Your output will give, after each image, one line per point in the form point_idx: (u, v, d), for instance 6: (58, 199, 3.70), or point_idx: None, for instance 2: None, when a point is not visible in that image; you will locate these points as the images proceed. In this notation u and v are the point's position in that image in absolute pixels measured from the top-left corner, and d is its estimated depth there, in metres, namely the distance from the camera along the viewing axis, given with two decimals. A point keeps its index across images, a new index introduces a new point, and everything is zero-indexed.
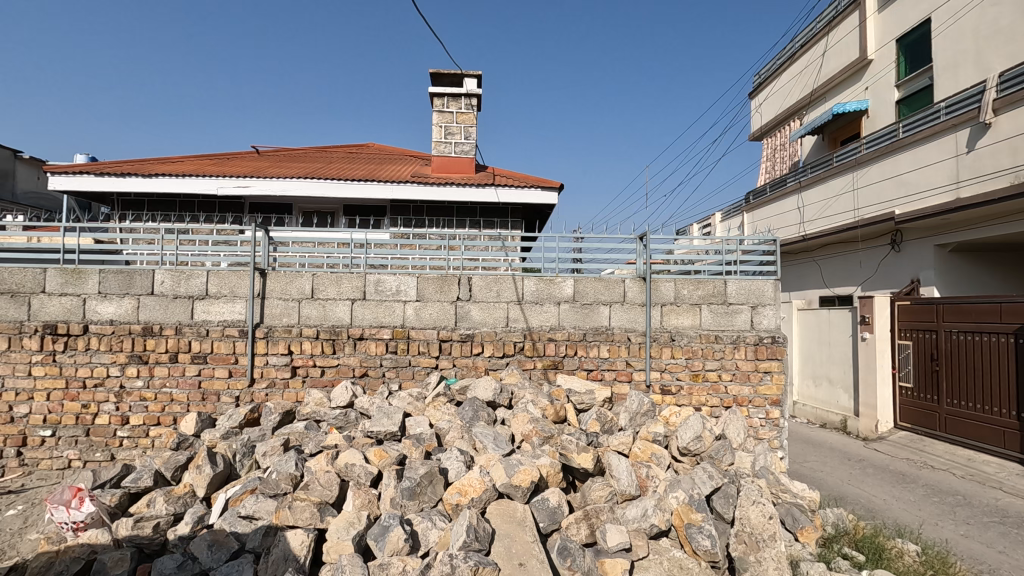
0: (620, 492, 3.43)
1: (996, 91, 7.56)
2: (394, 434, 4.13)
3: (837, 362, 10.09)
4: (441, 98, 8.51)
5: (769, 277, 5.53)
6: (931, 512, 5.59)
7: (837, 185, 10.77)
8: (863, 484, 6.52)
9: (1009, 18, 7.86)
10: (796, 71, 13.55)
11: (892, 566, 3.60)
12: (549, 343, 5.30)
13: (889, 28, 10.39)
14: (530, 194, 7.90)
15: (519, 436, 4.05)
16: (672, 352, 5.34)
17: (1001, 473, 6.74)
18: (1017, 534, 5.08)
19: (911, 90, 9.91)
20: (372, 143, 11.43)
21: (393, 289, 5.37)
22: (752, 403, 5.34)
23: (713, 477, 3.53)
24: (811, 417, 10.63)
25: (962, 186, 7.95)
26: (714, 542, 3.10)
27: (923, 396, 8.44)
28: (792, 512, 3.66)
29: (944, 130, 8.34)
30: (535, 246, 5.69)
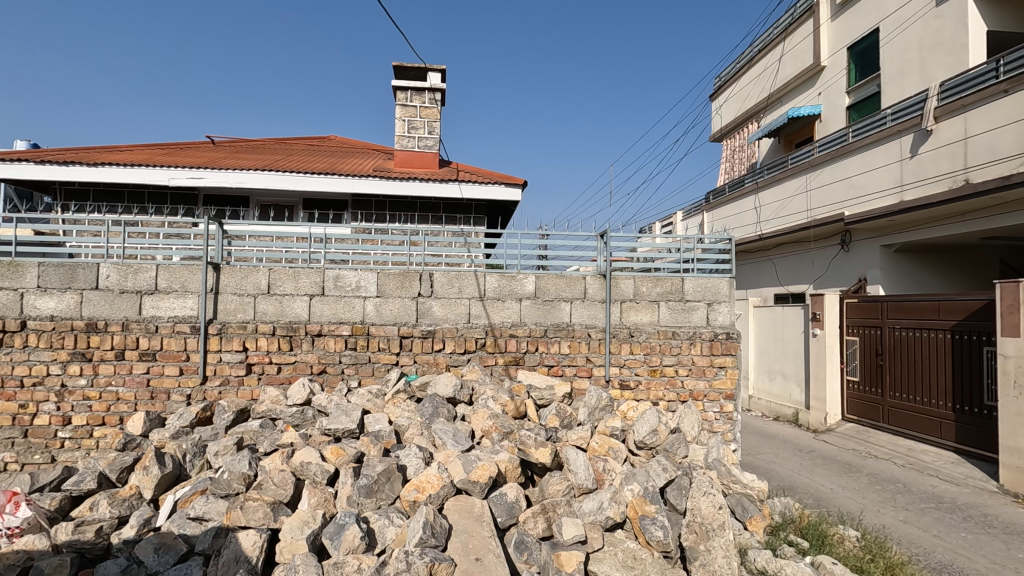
0: (576, 486, 3.49)
1: (937, 99, 7.95)
2: (352, 432, 4.08)
3: (790, 357, 10.46)
4: (404, 92, 8.42)
5: (724, 275, 5.69)
6: (873, 499, 5.87)
7: (792, 186, 11.14)
8: (813, 474, 6.79)
9: (950, 29, 8.28)
10: (754, 75, 13.95)
11: (833, 552, 3.76)
12: (511, 340, 5.32)
13: (841, 36, 10.80)
14: (494, 190, 7.89)
15: (479, 432, 4.08)
16: (631, 348, 5.44)
17: (937, 461, 7.14)
18: (950, 519, 5.39)
19: (861, 97, 10.34)
20: (335, 136, 11.20)
21: (352, 285, 5.29)
22: (707, 397, 5.49)
23: (667, 470, 3.66)
24: (766, 410, 10.99)
25: (906, 189, 8.34)
26: (666, 532, 3.14)
27: (868, 389, 8.86)
28: (741, 502, 3.78)
29: (890, 135, 8.75)
30: (499, 243, 5.69)
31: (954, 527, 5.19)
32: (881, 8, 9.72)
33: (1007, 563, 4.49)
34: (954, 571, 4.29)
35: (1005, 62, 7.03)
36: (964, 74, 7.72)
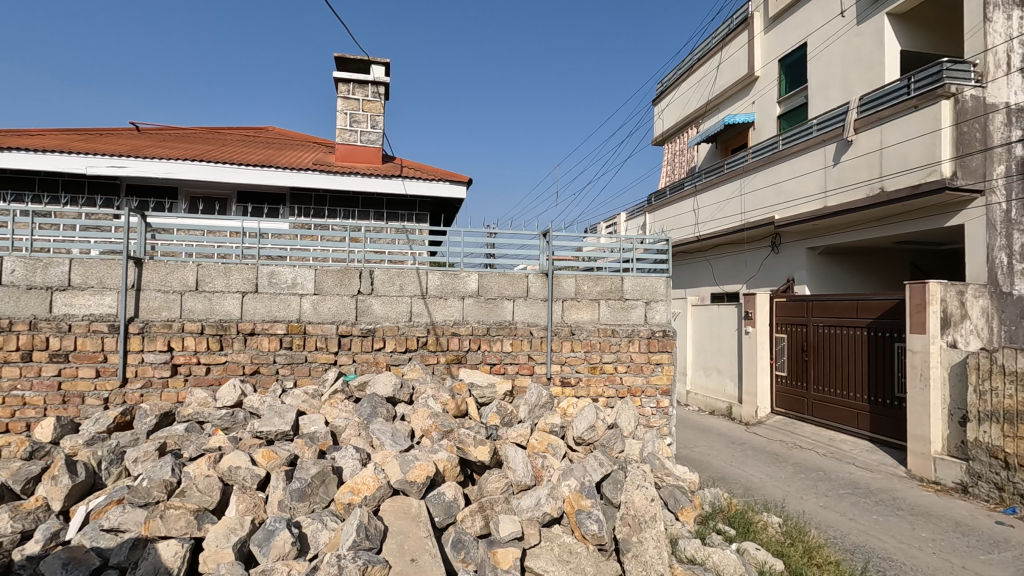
0: (515, 484, 3.53)
1: (857, 112, 8.52)
2: (285, 434, 3.95)
3: (724, 354, 10.94)
4: (346, 84, 8.20)
5: (661, 275, 5.88)
6: (798, 487, 6.24)
7: (727, 190, 11.62)
8: (743, 465, 7.12)
9: (868, 47, 8.88)
10: (693, 82, 14.48)
11: (756, 538, 3.96)
12: (453, 338, 5.29)
13: (773, 49, 11.37)
14: (439, 187, 7.82)
15: (419, 432, 4.05)
16: (572, 346, 5.53)
17: (854, 450, 7.68)
18: (864, 503, 5.81)
19: (790, 107, 10.92)
20: (273, 127, 10.78)
21: (288, 281, 5.11)
22: (644, 393, 5.66)
23: (604, 464, 3.74)
24: (702, 405, 11.45)
25: (829, 195, 8.89)
26: (601, 525, 3.19)
27: (795, 383, 9.40)
28: (674, 494, 3.90)
29: (815, 144, 9.30)
30: (444, 241, 5.65)
31: (867, 510, 5.59)
32: (809, 23, 10.30)
33: (912, 542, 4.88)
34: (864, 551, 4.61)
35: (915, 80, 7.62)
36: (880, 89, 8.31)
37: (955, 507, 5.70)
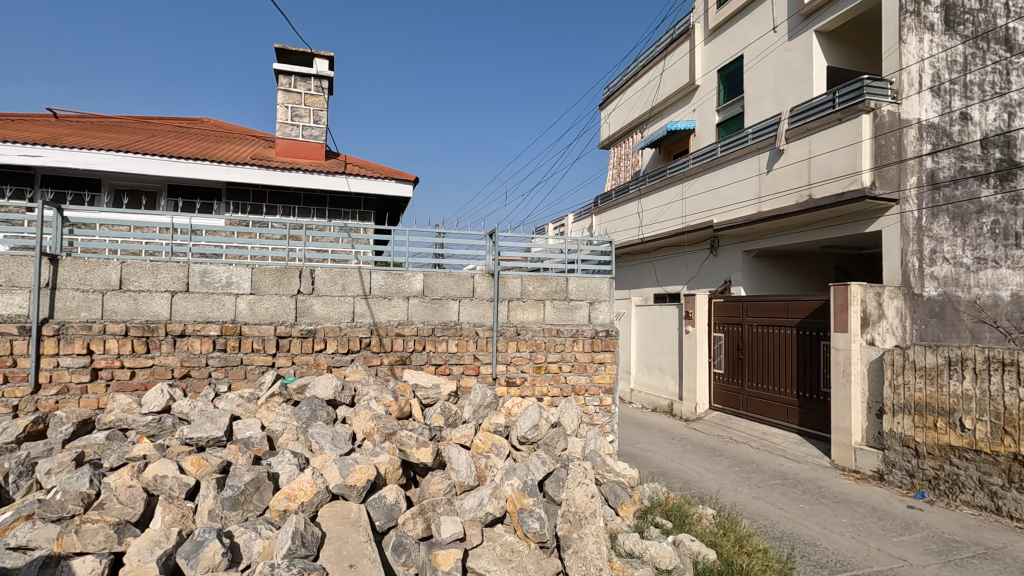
0: (458, 484, 3.52)
1: (788, 122, 8.99)
2: (218, 440, 3.77)
3: (666, 352, 11.30)
4: (288, 77, 7.93)
5: (605, 276, 6.00)
6: (733, 480, 6.53)
7: (669, 194, 12.00)
8: (682, 460, 7.39)
9: (798, 62, 9.40)
10: (638, 89, 14.89)
11: (692, 530, 4.11)
12: (397, 339, 5.21)
13: (712, 60, 11.85)
14: (384, 186, 7.68)
15: (360, 434, 3.97)
16: (518, 346, 5.57)
17: (784, 442, 8.11)
18: (792, 493, 6.15)
19: (728, 116, 11.41)
20: (208, 118, 10.29)
21: (222, 280, 4.90)
22: (588, 391, 5.76)
23: (546, 462, 3.79)
24: (644, 402, 11.78)
25: (763, 201, 9.35)
26: (542, 523, 3.23)
27: (731, 380, 9.83)
28: (614, 490, 3.98)
29: (750, 152, 9.75)
30: (391, 241, 5.57)
31: (795, 500, 5.91)
32: (745, 37, 10.79)
33: (834, 527, 5.20)
34: (791, 538, 4.88)
35: (839, 94, 8.13)
36: (809, 102, 8.80)
37: (872, 494, 6.12)
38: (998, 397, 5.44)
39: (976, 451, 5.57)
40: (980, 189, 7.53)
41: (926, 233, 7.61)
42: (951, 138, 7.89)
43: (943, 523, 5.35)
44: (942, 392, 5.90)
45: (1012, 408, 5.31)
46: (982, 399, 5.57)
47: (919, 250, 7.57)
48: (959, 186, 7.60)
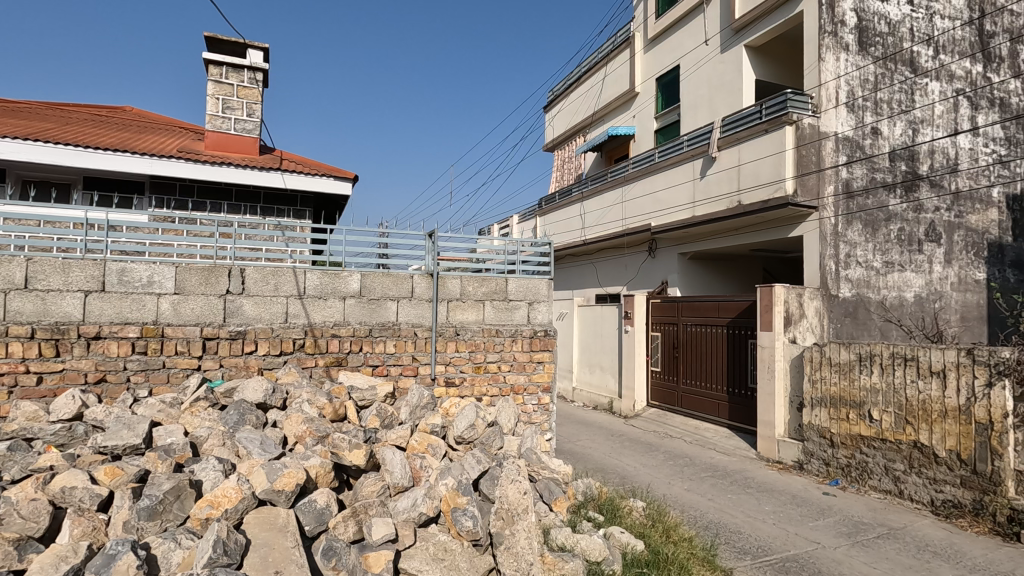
0: (392, 485, 3.51)
1: (720, 131, 9.43)
2: (135, 447, 3.57)
3: (607, 351, 11.59)
4: (218, 67, 7.59)
5: (544, 277, 6.08)
6: (667, 473, 6.81)
7: (610, 197, 12.31)
8: (620, 456, 7.62)
9: (730, 74, 9.89)
10: (581, 93, 15.18)
11: (622, 523, 4.26)
12: (333, 340, 5.11)
13: (650, 68, 12.25)
14: (321, 183, 7.46)
15: (292, 438, 3.88)
16: (457, 346, 5.58)
17: (715, 436, 8.52)
18: (721, 484, 6.48)
19: (666, 123, 11.82)
20: (131, 108, 9.72)
21: (143, 279, 4.65)
22: (526, 391, 5.85)
23: (482, 461, 3.82)
24: (585, 400, 12.03)
25: (697, 206, 9.76)
26: (476, 521, 3.26)
27: (666, 377, 10.21)
28: (549, 487, 4.06)
29: (686, 159, 10.13)
30: (332, 240, 5.46)
31: (723, 490, 6.23)
32: (681, 48, 11.23)
33: (757, 515, 5.52)
34: (716, 526, 5.14)
35: (766, 106, 8.62)
36: (739, 112, 9.27)
37: (793, 483, 6.52)
38: (901, 389, 5.91)
39: (883, 440, 6.04)
40: (887, 199, 8.56)
41: (841, 239, 8.19)
42: (863, 151, 8.51)
43: (853, 507, 5.78)
44: (854, 385, 6.37)
45: (914, 400, 5.77)
46: (887, 392, 6.04)
47: (835, 254, 8.14)
48: (870, 195, 8.42)
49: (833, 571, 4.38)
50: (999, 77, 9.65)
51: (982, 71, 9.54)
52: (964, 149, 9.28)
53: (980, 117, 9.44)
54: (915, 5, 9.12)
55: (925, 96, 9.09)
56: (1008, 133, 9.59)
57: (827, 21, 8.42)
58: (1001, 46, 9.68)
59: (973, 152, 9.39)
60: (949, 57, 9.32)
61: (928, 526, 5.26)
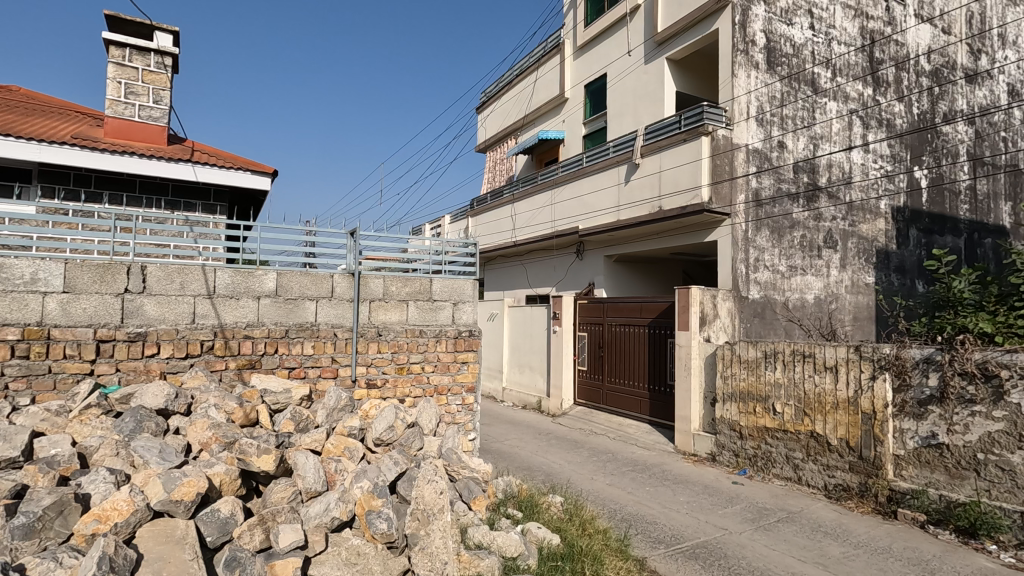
0: (304, 491, 3.41)
1: (642, 139, 9.81)
2: (12, 461, 3.24)
3: (537, 351, 11.77)
4: (121, 49, 7.04)
5: (469, 278, 6.08)
6: (590, 469, 7.02)
7: (539, 199, 12.51)
8: (546, 453, 7.77)
9: (653, 84, 10.34)
10: (513, 96, 15.33)
11: (540, 518, 4.35)
12: (245, 342, 4.88)
13: (579, 74, 12.57)
14: (237, 177, 7.09)
15: (196, 446, 3.67)
16: (379, 347, 5.49)
17: (636, 432, 8.88)
18: (640, 477, 6.76)
19: (593, 129, 12.16)
20: (19, 87, 8.84)
21: (26, 277, 4.25)
22: (450, 391, 5.84)
23: (399, 463, 3.78)
24: (515, 400, 12.15)
25: (621, 210, 10.08)
26: (391, 523, 3.22)
27: (592, 376, 10.51)
28: (469, 486, 4.08)
29: (611, 164, 10.46)
30: (251, 236, 5.23)
31: (642, 483, 6.50)
32: (607, 57, 11.60)
33: (672, 506, 5.79)
34: (633, 518, 5.35)
35: (684, 117, 9.08)
36: (660, 121, 9.69)
37: (706, 474, 6.90)
38: (800, 383, 6.39)
39: (785, 431, 6.51)
40: (790, 207, 9.24)
41: (751, 244, 8.77)
42: (771, 162, 9.15)
43: (758, 494, 6.19)
44: (761, 381, 6.82)
45: (811, 393, 6.26)
46: (789, 386, 6.51)
47: (746, 259, 8.70)
48: (776, 204, 9.07)
49: (738, 554, 4.68)
50: (886, 99, 10.63)
51: (872, 93, 10.47)
52: (857, 163, 10.16)
53: (870, 135, 10.38)
54: (816, 30, 9.90)
55: (824, 114, 9.88)
56: (893, 151, 10.60)
57: (739, 40, 8.98)
58: (888, 71, 10.68)
59: (865, 167, 10.29)
60: (844, 80, 10.17)
61: (822, 509, 5.73)
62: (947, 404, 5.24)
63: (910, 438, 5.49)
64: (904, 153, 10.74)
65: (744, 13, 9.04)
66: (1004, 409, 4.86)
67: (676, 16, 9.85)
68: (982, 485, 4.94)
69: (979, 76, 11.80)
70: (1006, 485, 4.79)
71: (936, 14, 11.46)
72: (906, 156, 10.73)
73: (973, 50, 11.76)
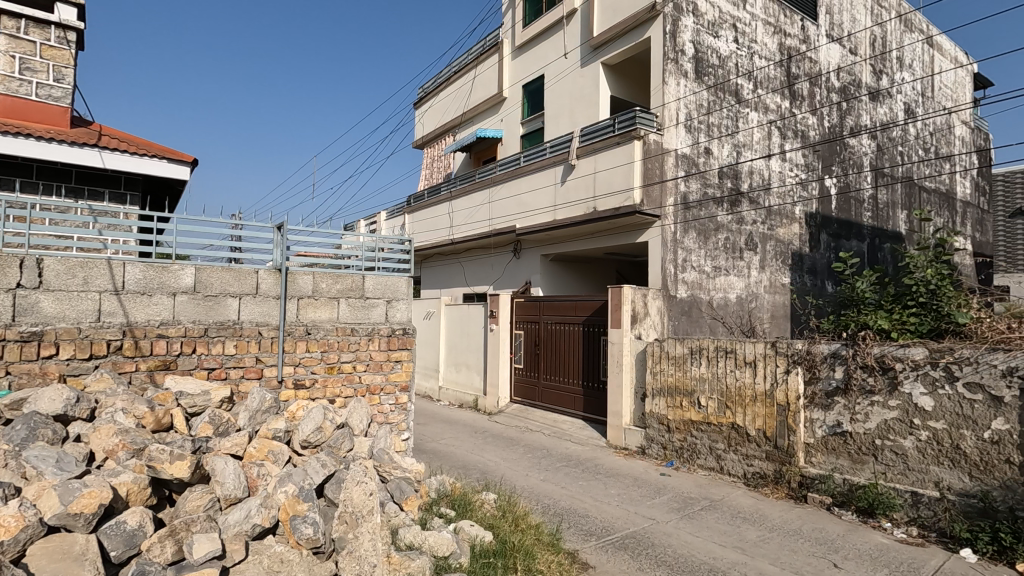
0: (223, 497, 3.23)
1: (578, 140, 9.99)
2: None
3: (473, 350, 11.74)
4: (15, 19, 6.38)
5: (403, 275, 5.96)
6: (525, 465, 7.09)
7: (477, 198, 12.48)
8: (482, 451, 7.76)
9: (588, 87, 10.56)
10: (451, 92, 15.21)
11: (473, 516, 4.35)
12: (159, 341, 4.55)
13: (517, 74, 12.64)
14: (151, 164, 6.61)
15: (100, 454, 3.39)
16: (307, 346, 5.28)
17: (571, 428, 9.06)
18: (574, 472, 6.90)
19: (531, 129, 12.26)
20: None
21: None
22: (383, 390, 5.72)
23: (326, 465, 3.66)
24: (451, 398, 12.07)
25: (557, 210, 10.23)
26: (316, 527, 3.11)
27: (528, 374, 10.61)
28: (400, 486, 4.01)
29: (548, 164, 10.59)
30: (167, 228, 4.90)
31: (575, 478, 6.63)
32: (545, 58, 11.74)
33: (604, 498, 5.95)
34: (566, 512, 5.45)
35: (618, 121, 9.33)
36: (595, 124, 9.92)
37: (635, 467, 7.14)
38: (722, 377, 6.73)
39: (708, 423, 6.84)
40: (715, 211, 9.72)
41: (679, 245, 9.16)
42: (698, 167, 9.57)
43: (684, 484, 6.47)
44: (687, 375, 7.13)
45: (733, 387, 6.61)
46: (713, 380, 6.84)
47: (674, 259, 9.07)
48: (702, 207, 9.52)
49: (664, 543, 4.87)
50: (801, 112, 11.39)
51: (789, 106, 11.19)
52: (775, 171, 10.83)
53: (787, 145, 11.09)
54: (739, 44, 10.47)
55: (746, 124, 10.46)
56: (807, 160, 11.37)
57: (669, 48, 9.34)
58: (803, 86, 11.44)
59: (783, 174, 10.98)
60: (765, 92, 10.81)
61: (741, 496, 6.07)
62: (851, 394, 5.68)
63: (818, 427, 5.91)
64: (816, 162, 11.54)
65: (675, 24, 9.40)
66: (898, 398, 5.32)
67: (611, 22, 10.11)
68: (879, 469, 5.41)
69: (880, 95, 12.88)
70: (899, 467, 5.27)
71: (845, 35, 12.39)
72: (818, 165, 11.54)
73: (875, 70, 12.83)
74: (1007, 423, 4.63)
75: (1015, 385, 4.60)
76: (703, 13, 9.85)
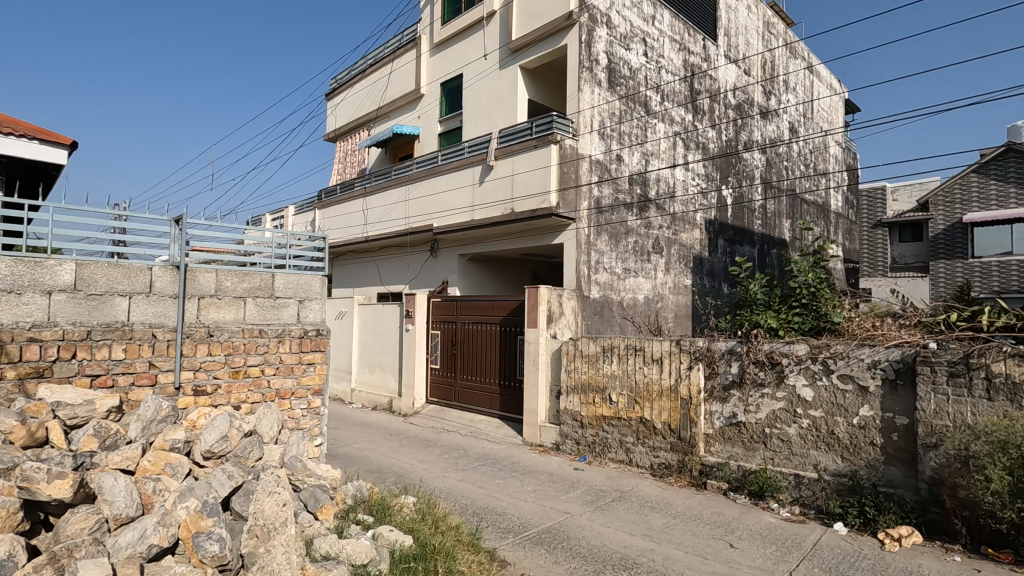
0: (112, 518, 2.93)
1: (497, 142, 10.07)
2: None
3: (388, 350, 11.47)
4: None
5: (317, 273, 5.70)
6: (442, 466, 7.05)
7: (392, 195, 12.20)
8: (397, 454, 7.61)
9: (507, 90, 10.68)
10: (365, 85, 14.76)
11: (392, 520, 4.26)
12: (30, 346, 4.03)
13: (435, 71, 12.51)
14: (14, 143, 5.79)
15: None
16: (209, 349, 4.91)
17: (487, 427, 9.11)
18: (491, 471, 6.95)
19: (449, 127, 12.18)
20: None
21: None
22: (294, 395, 5.45)
23: (233, 477, 3.44)
24: (364, 401, 11.71)
25: (475, 210, 10.25)
26: (223, 544, 2.91)
27: (445, 374, 10.53)
28: (314, 494, 3.84)
29: (466, 164, 10.57)
30: (39, 216, 4.37)
31: (493, 476, 6.70)
32: (464, 57, 11.72)
33: (521, 495, 6.06)
34: (484, 511, 5.49)
35: (536, 124, 9.50)
36: (513, 126, 10.04)
37: (551, 463, 7.33)
38: (632, 374, 7.07)
39: (619, 418, 7.16)
40: (625, 215, 10.20)
41: (592, 247, 9.51)
42: (610, 173, 9.98)
43: (596, 478, 6.74)
44: (599, 373, 7.42)
45: (641, 384, 6.97)
46: (623, 377, 7.16)
47: (588, 261, 9.42)
48: (614, 211, 9.94)
49: (578, 535, 5.05)
50: (703, 126, 12.23)
51: (692, 119, 11.97)
52: (680, 179, 11.53)
53: (690, 155, 11.86)
54: (648, 58, 11.05)
55: (654, 134, 11.07)
56: (707, 171, 12.23)
57: (585, 57, 9.67)
58: (704, 102, 12.30)
59: (686, 183, 11.72)
60: (671, 105, 11.49)
61: (648, 486, 6.42)
62: (745, 388, 6.18)
63: (716, 419, 6.38)
64: (714, 173, 12.44)
65: (590, 34, 9.76)
66: (784, 391, 5.87)
67: (529, 27, 10.29)
68: (767, 455, 5.94)
69: (769, 114, 14.13)
70: (784, 453, 5.81)
71: (740, 57, 13.46)
72: (716, 176, 12.45)
73: (766, 91, 14.05)
74: (872, 410, 5.27)
75: (878, 376, 5.24)
76: (616, 25, 10.30)
